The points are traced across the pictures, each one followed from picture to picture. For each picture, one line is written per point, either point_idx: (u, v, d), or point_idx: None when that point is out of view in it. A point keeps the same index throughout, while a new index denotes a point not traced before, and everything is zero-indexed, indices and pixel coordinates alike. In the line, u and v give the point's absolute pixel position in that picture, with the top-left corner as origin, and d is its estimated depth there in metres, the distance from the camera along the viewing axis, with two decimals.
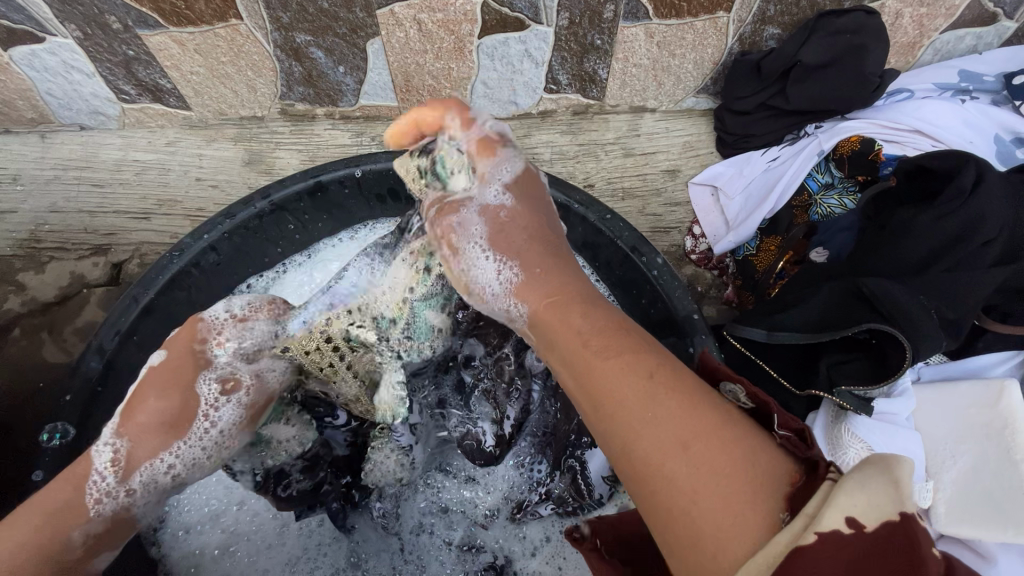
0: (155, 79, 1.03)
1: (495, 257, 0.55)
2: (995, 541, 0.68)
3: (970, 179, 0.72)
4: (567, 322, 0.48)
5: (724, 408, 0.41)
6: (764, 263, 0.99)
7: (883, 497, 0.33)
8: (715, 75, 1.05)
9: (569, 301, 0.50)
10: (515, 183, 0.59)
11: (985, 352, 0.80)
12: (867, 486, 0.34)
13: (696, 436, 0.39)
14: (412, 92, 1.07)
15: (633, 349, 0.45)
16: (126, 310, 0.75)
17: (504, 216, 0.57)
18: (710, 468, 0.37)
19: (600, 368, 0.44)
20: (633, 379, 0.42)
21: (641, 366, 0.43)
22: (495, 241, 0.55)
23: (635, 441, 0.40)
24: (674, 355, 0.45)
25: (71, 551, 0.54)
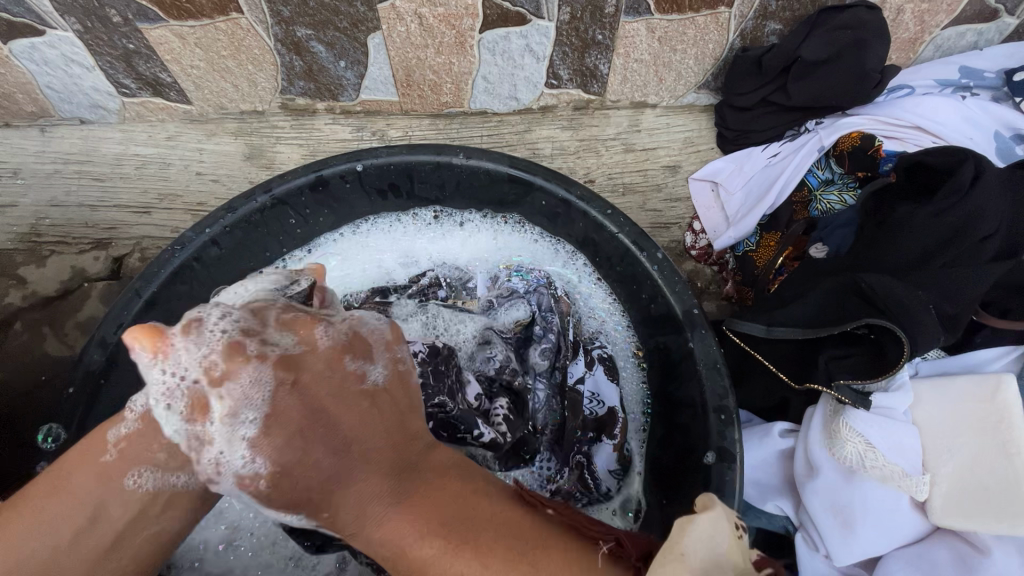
0: (156, 73, 1.03)
1: (250, 442, 0.48)
2: (990, 533, 0.69)
3: (969, 174, 0.72)
4: (318, 488, 0.48)
5: (570, 549, 0.48)
6: (764, 258, 1.00)
7: (679, 564, 0.44)
8: (717, 71, 1.05)
9: (318, 448, 0.48)
10: (285, 361, 0.50)
11: (983, 346, 0.80)
12: (667, 561, 0.45)
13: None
14: (413, 86, 1.07)
15: (396, 490, 0.49)
16: (129, 303, 0.76)
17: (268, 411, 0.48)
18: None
19: (373, 521, 0.48)
20: (434, 547, 0.46)
21: (468, 542, 0.46)
22: (266, 430, 0.48)
23: None
24: (525, 538, 0.47)
25: (104, 454, 0.54)
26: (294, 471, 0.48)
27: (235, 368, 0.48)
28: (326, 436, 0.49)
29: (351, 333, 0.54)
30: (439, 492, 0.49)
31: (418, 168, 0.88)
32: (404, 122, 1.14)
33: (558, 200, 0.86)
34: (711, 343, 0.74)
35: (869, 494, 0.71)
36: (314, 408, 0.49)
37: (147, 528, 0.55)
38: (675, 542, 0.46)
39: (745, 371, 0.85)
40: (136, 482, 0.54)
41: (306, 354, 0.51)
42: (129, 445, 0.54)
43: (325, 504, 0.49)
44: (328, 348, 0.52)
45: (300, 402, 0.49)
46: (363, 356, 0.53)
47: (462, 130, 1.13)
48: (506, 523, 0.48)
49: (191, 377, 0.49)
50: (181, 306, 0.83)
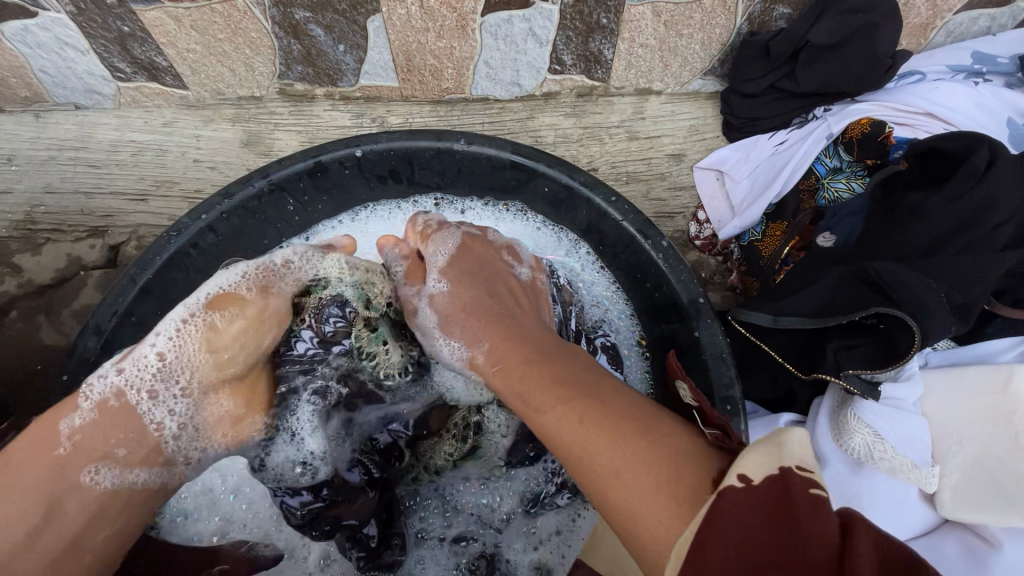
0: (151, 57, 1.01)
1: (449, 334, 0.70)
2: (998, 525, 0.68)
3: (983, 160, 0.71)
4: (501, 354, 0.63)
5: (659, 426, 0.49)
6: (770, 248, 0.98)
7: (766, 458, 0.41)
8: (723, 56, 1.03)
9: (506, 334, 0.64)
10: (448, 265, 0.73)
11: (994, 337, 0.78)
12: (758, 449, 0.42)
13: (627, 468, 0.47)
14: (414, 72, 1.05)
15: (555, 381, 0.55)
16: (123, 291, 0.74)
17: (444, 301, 0.71)
18: (647, 483, 0.45)
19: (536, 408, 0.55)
20: (577, 424, 0.51)
21: (598, 415, 0.51)
22: (455, 314, 0.69)
23: (605, 481, 0.48)
24: (652, 418, 0.50)
25: (59, 447, 0.56)
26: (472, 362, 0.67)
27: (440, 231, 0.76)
28: (498, 322, 0.66)
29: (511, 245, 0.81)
30: (596, 389, 0.54)
31: (418, 154, 0.86)
32: (404, 109, 1.12)
33: (561, 186, 0.84)
34: (718, 333, 0.73)
35: (877, 484, 0.71)
36: (463, 307, 0.69)
37: (104, 526, 0.58)
38: (781, 433, 0.43)
39: (749, 363, 0.83)
40: (95, 477, 0.57)
41: (480, 246, 0.77)
42: (84, 438, 0.57)
43: (503, 375, 0.61)
44: (493, 248, 0.78)
45: (475, 284, 0.71)
46: (516, 259, 0.79)
47: (464, 117, 1.11)
48: (635, 409, 0.51)
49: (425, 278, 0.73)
50: (178, 293, 0.82)
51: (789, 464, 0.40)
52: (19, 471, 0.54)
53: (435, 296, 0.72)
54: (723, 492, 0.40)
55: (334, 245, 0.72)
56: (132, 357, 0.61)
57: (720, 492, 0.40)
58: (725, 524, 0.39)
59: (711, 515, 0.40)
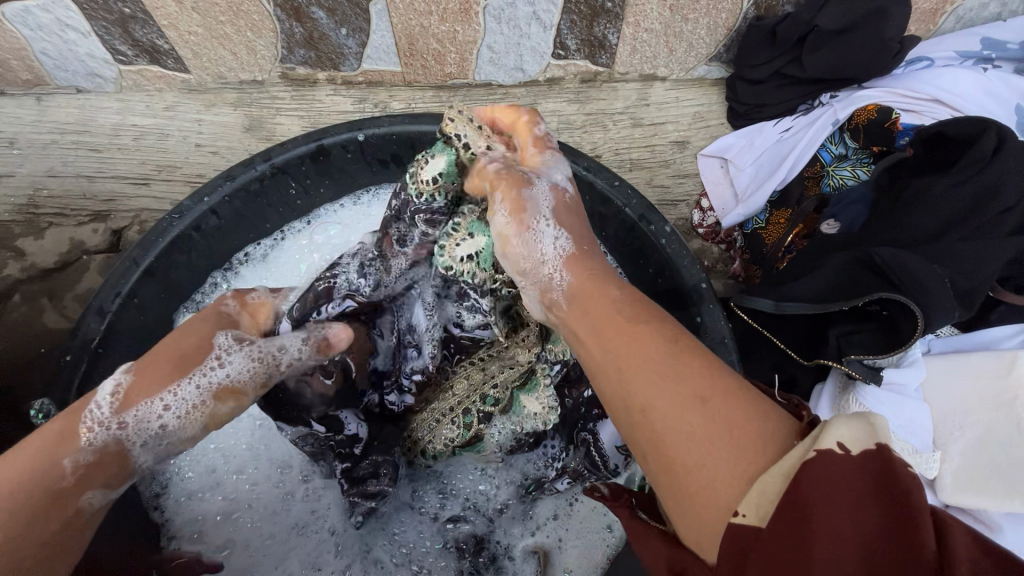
0: (153, 39, 1.00)
1: (554, 227, 0.51)
2: (999, 511, 0.68)
3: (991, 143, 0.70)
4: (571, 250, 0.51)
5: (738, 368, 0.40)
6: (774, 236, 0.97)
7: (871, 427, 0.33)
8: (729, 42, 1.02)
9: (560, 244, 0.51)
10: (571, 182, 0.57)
11: (997, 325, 0.78)
12: (856, 416, 0.33)
13: (695, 405, 0.37)
14: (416, 56, 1.04)
15: (619, 292, 0.46)
16: (126, 272, 0.75)
17: (569, 198, 0.54)
18: (725, 430, 0.35)
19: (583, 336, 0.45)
20: (648, 331, 0.42)
21: (666, 326, 0.42)
22: (560, 217, 0.52)
23: (656, 395, 0.38)
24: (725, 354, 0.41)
25: (64, 479, 0.48)
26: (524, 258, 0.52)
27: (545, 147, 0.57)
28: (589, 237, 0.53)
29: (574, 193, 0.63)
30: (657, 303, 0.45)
31: (421, 138, 0.86)
32: (407, 94, 1.11)
33: None
34: (720, 319, 0.73)
35: None
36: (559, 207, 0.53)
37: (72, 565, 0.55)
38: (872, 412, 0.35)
39: (751, 351, 0.83)
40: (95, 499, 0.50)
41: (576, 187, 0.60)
42: (85, 484, 0.49)
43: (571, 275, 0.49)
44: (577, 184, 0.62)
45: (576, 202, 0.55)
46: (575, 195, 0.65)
47: (467, 102, 1.10)
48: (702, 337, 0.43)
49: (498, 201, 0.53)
50: (180, 275, 0.82)
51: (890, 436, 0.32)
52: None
53: (559, 188, 0.54)
54: (825, 455, 0.31)
55: (319, 342, 0.58)
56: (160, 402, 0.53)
57: (806, 456, 0.32)
58: (833, 519, 0.30)
59: (803, 471, 0.31)
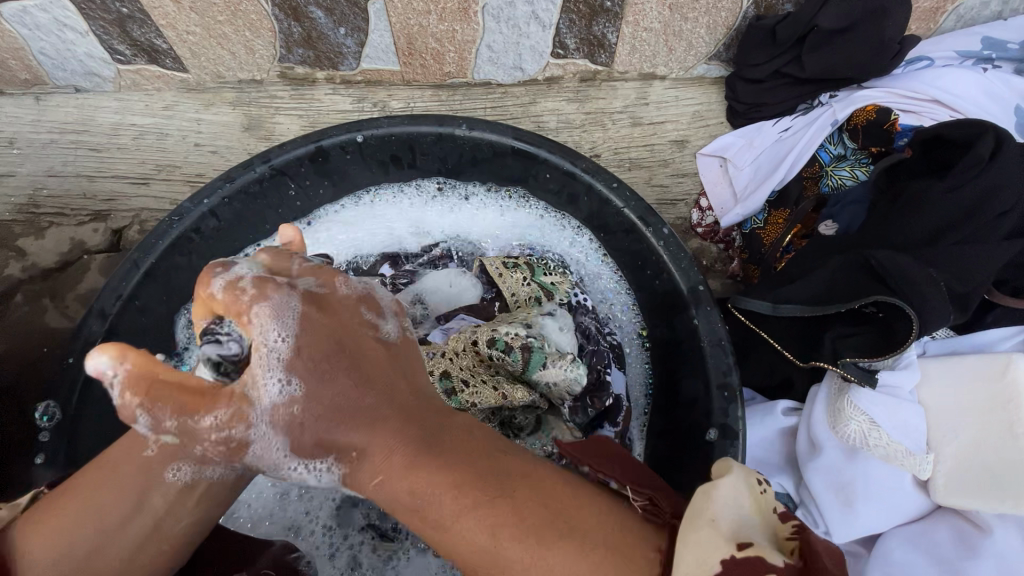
0: (151, 39, 1.00)
1: (292, 380, 0.47)
2: (992, 512, 0.69)
3: (988, 148, 0.70)
4: (342, 401, 0.47)
5: (558, 486, 0.43)
6: (773, 236, 0.98)
7: (709, 549, 0.38)
8: (729, 41, 1.02)
9: (370, 392, 0.47)
10: (308, 299, 0.51)
11: (994, 327, 0.79)
12: (694, 544, 0.38)
13: (548, 552, 0.39)
14: (415, 55, 1.04)
15: (421, 445, 0.45)
16: (127, 275, 0.75)
17: (313, 318, 0.50)
18: (578, 568, 0.38)
19: (393, 474, 0.44)
20: (457, 499, 0.42)
21: (481, 482, 0.42)
22: (295, 364, 0.48)
23: (493, 567, 0.40)
24: (551, 483, 0.43)
25: (148, 448, 0.51)
26: (320, 412, 0.47)
27: (270, 291, 0.49)
28: (349, 341, 0.50)
29: (367, 292, 0.56)
30: (464, 447, 0.45)
31: (419, 140, 0.86)
32: (406, 93, 1.11)
33: (563, 173, 0.84)
34: (716, 321, 0.73)
35: (871, 471, 0.72)
36: (336, 342, 0.50)
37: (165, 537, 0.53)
38: (704, 509, 0.40)
39: (750, 351, 0.83)
40: (176, 474, 0.51)
41: (330, 296, 0.53)
42: (154, 457, 0.50)
43: (350, 423, 0.47)
44: (350, 298, 0.54)
45: (321, 322, 0.50)
46: (376, 313, 0.54)
47: (466, 102, 1.10)
48: (521, 467, 0.44)
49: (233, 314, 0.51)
50: (181, 276, 0.82)
51: (730, 553, 0.37)
52: (111, 473, 0.51)
53: (308, 300, 0.51)
54: None
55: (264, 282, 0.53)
56: (174, 376, 0.56)
57: None
58: None
59: None
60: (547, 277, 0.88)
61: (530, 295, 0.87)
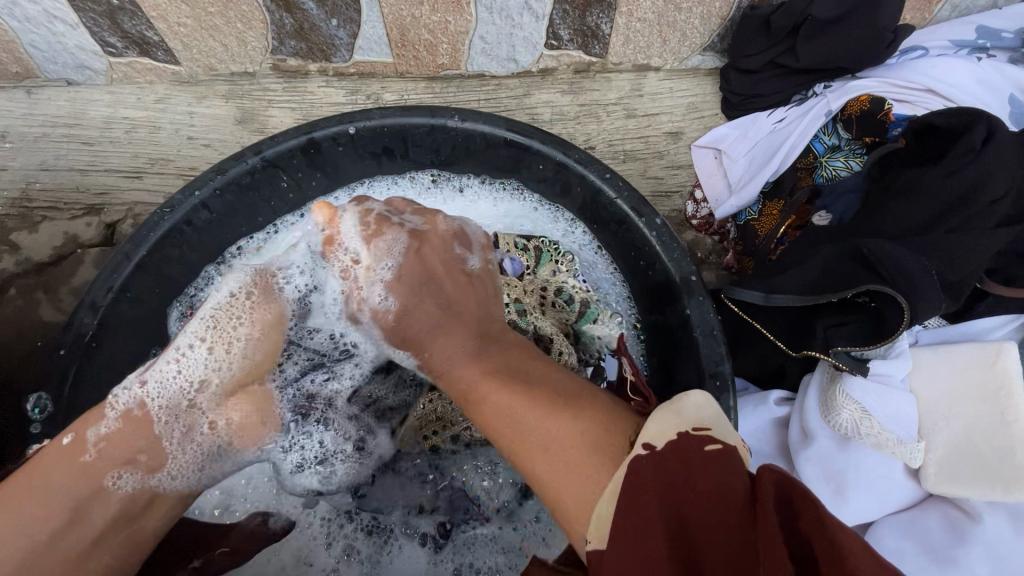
0: (142, 31, 0.99)
1: (388, 292, 0.70)
2: (982, 499, 0.70)
3: (981, 135, 0.70)
4: (426, 328, 0.67)
5: (576, 386, 0.55)
6: (767, 227, 0.99)
7: (668, 424, 0.45)
8: (723, 31, 1.01)
9: (431, 300, 0.68)
10: (458, 234, 0.73)
11: (985, 316, 0.79)
12: (660, 418, 0.45)
13: (545, 417, 0.51)
14: (408, 46, 1.03)
15: (479, 340, 0.64)
16: (118, 267, 0.75)
17: (407, 258, 0.70)
18: (568, 442, 0.49)
19: (453, 365, 0.63)
20: (502, 388, 0.56)
21: (516, 377, 0.57)
22: (394, 284, 0.70)
23: (504, 427, 0.54)
24: (580, 389, 0.54)
25: (85, 452, 0.58)
26: (403, 324, 0.69)
27: (386, 230, 0.71)
28: (432, 278, 0.69)
29: (461, 230, 0.74)
30: (507, 350, 0.62)
31: (411, 131, 0.85)
32: (399, 85, 1.10)
33: (555, 164, 0.84)
34: (709, 311, 0.73)
35: (862, 461, 0.72)
36: (427, 274, 0.69)
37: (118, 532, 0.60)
38: (676, 401, 0.47)
39: (742, 342, 0.83)
40: (118, 481, 0.59)
41: (431, 231, 0.72)
42: (112, 442, 0.59)
43: (423, 343, 0.67)
44: (445, 233, 0.72)
45: (420, 263, 0.70)
46: (466, 246, 0.73)
47: (459, 94, 1.10)
48: (564, 386, 0.55)
49: (347, 233, 0.72)
50: (173, 268, 0.82)
51: (687, 429, 0.44)
52: (45, 481, 0.56)
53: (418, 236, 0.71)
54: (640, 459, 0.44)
55: (324, 242, 0.73)
56: (151, 370, 0.65)
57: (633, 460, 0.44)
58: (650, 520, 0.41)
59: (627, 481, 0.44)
60: (547, 267, 0.90)
61: (529, 283, 0.89)
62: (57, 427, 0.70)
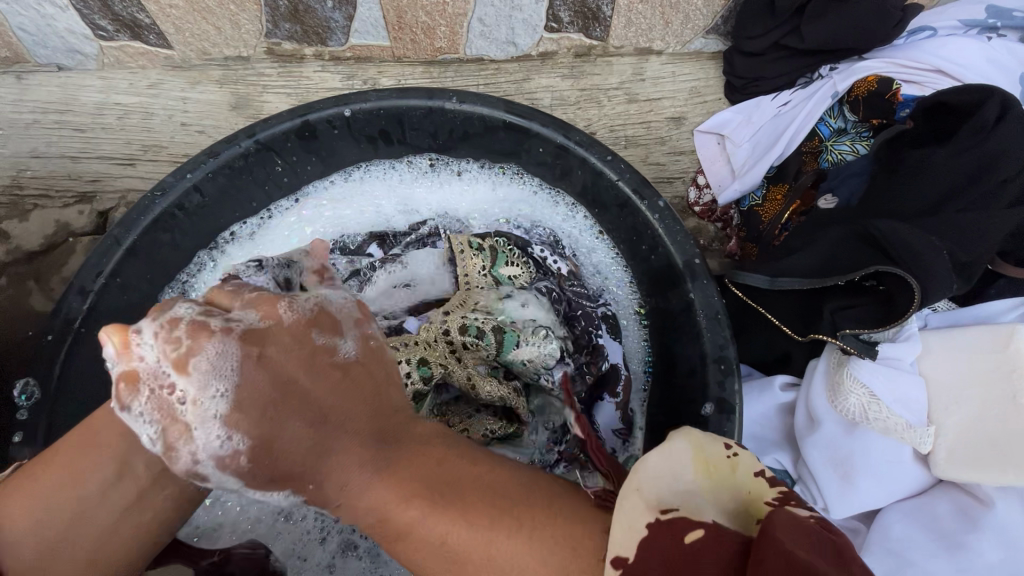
0: (133, 14, 0.97)
1: (228, 431, 0.43)
2: (993, 485, 0.68)
3: (994, 112, 0.68)
4: (306, 462, 0.45)
5: (528, 488, 0.47)
6: (771, 213, 0.97)
7: (634, 518, 0.41)
8: (727, 13, 0.99)
9: (296, 424, 0.44)
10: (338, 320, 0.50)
11: (996, 300, 0.77)
12: (623, 506, 0.41)
13: (497, 539, 0.43)
14: (405, 29, 1.01)
15: (379, 457, 0.47)
16: (108, 252, 0.73)
17: (267, 358, 0.44)
18: (530, 565, 0.43)
19: (356, 490, 0.46)
20: (417, 509, 0.45)
21: (454, 495, 0.45)
22: (232, 417, 0.42)
23: (446, 566, 0.45)
24: (552, 505, 0.46)
25: None
26: (272, 448, 0.44)
27: (326, 278, 0.59)
28: (300, 378, 0.45)
29: (318, 307, 0.50)
30: (425, 450, 0.49)
31: (409, 113, 0.83)
32: (396, 70, 1.08)
33: (556, 146, 0.82)
34: (714, 294, 0.72)
35: (872, 446, 0.70)
36: (282, 383, 0.44)
37: (140, 514, 0.63)
38: (635, 477, 0.43)
39: (747, 327, 0.82)
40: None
41: (274, 328, 0.46)
42: None
43: (309, 479, 0.46)
44: (296, 323, 0.47)
45: (269, 376, 0.44)
46: (331, 331, 0.49)
47: (458, 78, 1.08)
48: (514, 474, 0.48)
49: (152, 358, 0.43)
50: (164, 255, 0.80)
51: (657, 516, 0.41)
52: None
53: (235, 347, 0.43)
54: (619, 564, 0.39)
55: (120, 379, 0.43)
56: None
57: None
58: None
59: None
60: (506, 268, 0.81)
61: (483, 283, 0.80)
62: (46, 414, 0.69)
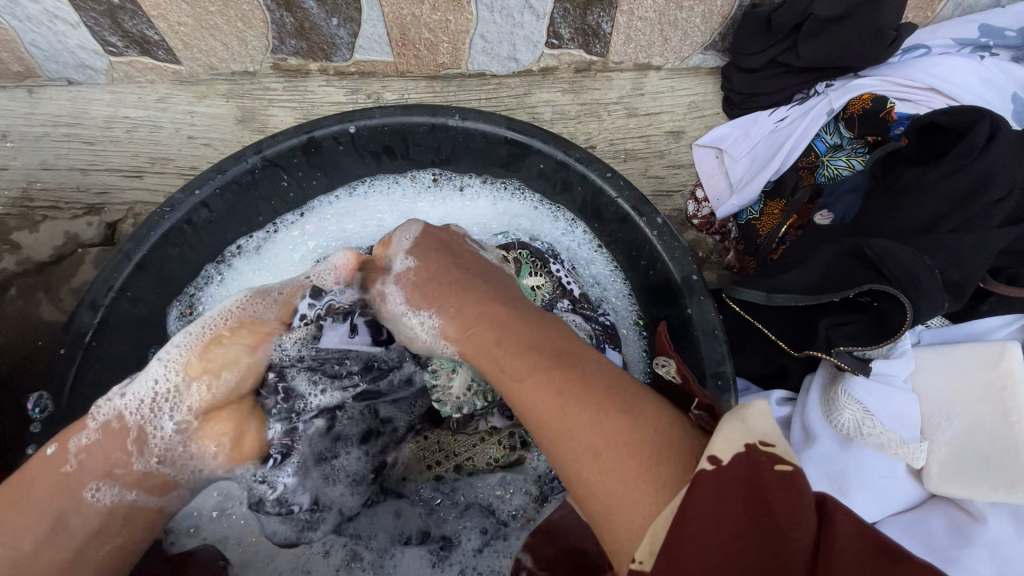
0: (143, 31, 0.99)
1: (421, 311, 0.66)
2: (985, 500, 0.69)
3: (985, 133, 0.70)
4: (530, 366, 0.55)
5: (645, 407, 0.50)
6: (768, 227, 0.99)
7: (736, 435, 0.44)
8: (725, 29, 1.01)
9: (508, 327, 0.58)
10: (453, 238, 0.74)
11: (989, 316, 0.79)
12: (726, 429, 0.45)
13: (609, 432, 0.48)
14: (409, 46, 1.03)
15: (539, 359, 0.55)
16: (118, 267, 0.75)
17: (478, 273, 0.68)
18: (637, 448, 0.47)
19: (518, 389, 0.54)
20: (558, 389, 0.52)
21: (581, 387, 0.51)
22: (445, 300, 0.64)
23: (568, 433, 0.50)
24: (665, 420, 0.49)
25: (65, 464, 0.59)
26: (528, 370, 0.55)
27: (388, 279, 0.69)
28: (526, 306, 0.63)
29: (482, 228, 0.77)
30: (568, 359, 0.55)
31: (413, 130, 0.85)
32: (399, 84, 1.10)
33: (556, 163, 0.84)
34: (710, 311, 0.73)
35: (867, 460, 0.72)
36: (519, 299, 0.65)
37: (110, 538, 0.60)
38: (742, 413, 0.47)
39: (744, 341, 0.83)
40: (96, 494, 0.59)
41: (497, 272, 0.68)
42: (89, 454, 0.60)
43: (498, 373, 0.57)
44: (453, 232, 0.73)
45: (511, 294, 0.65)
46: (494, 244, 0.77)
47: (460, 93, 1.10)
48: (621, 389, 0.52)
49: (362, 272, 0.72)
50: (173, 269, 0.82)
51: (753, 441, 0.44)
52: (27, 495, 0.57)
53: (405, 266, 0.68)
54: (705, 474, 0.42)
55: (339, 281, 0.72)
56: (130, 386, 0.64)
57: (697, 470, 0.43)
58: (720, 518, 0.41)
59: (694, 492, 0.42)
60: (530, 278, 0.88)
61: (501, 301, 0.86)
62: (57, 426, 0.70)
